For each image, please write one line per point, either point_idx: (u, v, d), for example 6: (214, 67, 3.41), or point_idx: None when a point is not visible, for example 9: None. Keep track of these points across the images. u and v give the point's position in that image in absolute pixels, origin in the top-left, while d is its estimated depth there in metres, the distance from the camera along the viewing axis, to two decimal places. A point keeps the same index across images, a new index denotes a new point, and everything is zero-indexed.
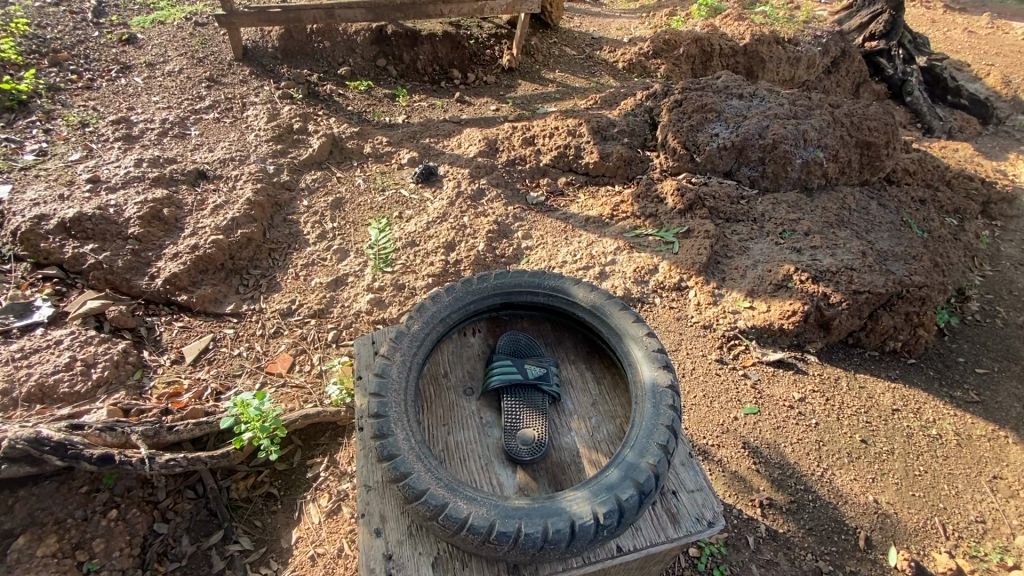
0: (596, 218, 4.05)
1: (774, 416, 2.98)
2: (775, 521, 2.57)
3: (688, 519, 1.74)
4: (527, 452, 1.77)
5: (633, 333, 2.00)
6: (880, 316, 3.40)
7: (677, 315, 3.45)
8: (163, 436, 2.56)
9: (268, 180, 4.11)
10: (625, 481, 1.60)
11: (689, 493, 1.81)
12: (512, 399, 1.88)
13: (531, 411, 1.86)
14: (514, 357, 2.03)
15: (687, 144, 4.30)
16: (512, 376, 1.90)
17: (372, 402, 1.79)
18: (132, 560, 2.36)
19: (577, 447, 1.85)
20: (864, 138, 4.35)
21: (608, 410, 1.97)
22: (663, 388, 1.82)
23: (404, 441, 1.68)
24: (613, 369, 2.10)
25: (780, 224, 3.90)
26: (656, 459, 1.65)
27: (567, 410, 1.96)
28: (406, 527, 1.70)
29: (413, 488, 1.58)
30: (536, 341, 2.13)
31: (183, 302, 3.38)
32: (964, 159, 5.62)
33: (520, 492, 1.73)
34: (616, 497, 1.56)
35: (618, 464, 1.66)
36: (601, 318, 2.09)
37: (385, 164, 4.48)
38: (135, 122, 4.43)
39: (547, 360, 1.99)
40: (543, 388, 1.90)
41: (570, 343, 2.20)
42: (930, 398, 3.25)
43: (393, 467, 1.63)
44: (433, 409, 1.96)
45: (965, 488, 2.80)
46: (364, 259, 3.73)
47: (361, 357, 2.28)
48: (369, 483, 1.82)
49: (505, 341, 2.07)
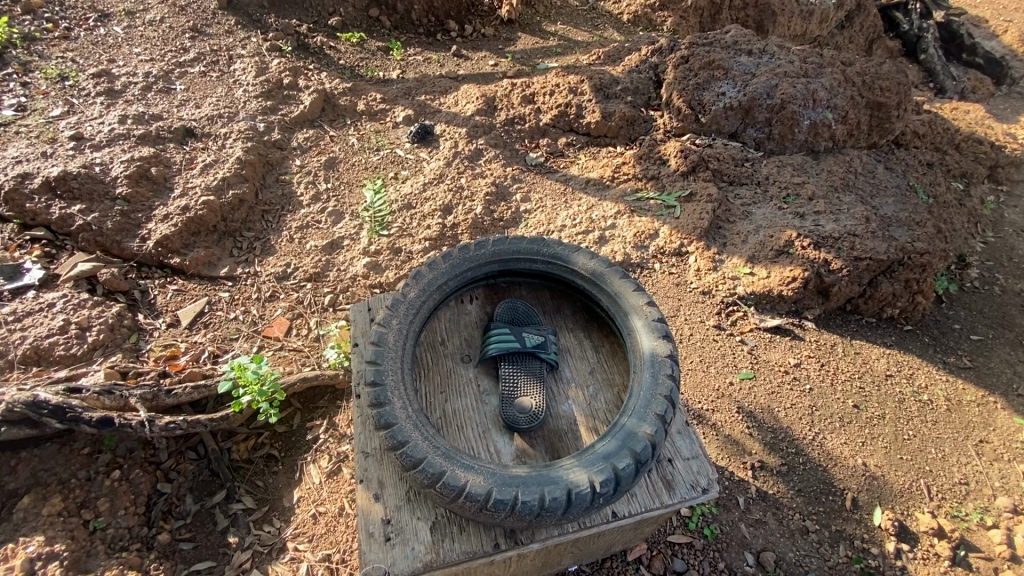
0: (597, 181, 3.96)
1: (769, 381, 3.00)
2: (765, 483, 2.62)
3: (682, 485, 1.76)
4: (524, 419, 1.77)
5: (633, 302, 1.97)
6: (880, 283, 3.39)
7: (676, 281, 3.43)
8: (161, 400, 2.56)
9: (258, 139, 3.99)
10: (622, 451, 1.61)
11: (684, 461, 1.83)
12: (510, 368, 1.87)
13: (529, 380, 1.85)
14: (512, 325, 2.02)
15: (692, 104, 4.16)
16: (510, 344, 1.88)
17: (368, 370, 1.77)
18: (138, 518, 2.40)
19: (574, 415, 1.86)
20: (874, 99, 4.23)
21: (605, 378, 1.97)
22: (661, 358, 1.81)
23: (400, 410, 1.68)
24: (611, 337, 2.09)
25: (783, 187, 3.83)
26: (653, 428, 1.66)
27: (564, 378, 1.96)
28: (404, 492, 1.73)
29: (410, 457, 1.59)
30: (533, 308, 2.10)
31: (175, 265, 3.33)
32: (975, 121, 5.47)
33: (517, 458, 1.75)
34: (613, 466, 1.58)
35: (616, 433, 1.67)
36: (601, 286, 2.06)
37: (379, 123, 4.33)
38: (117, 76, 4.23)
39: (545, 328, 1.98)
40: (542, 357, 1.89)
41: (569, 312, 2.18)
42: (923, 364, 3.28)
43: (390, 436, 1.63)
44: (430, 377, 1.95)
45: (951, 452, 2.85)
46: (359, 223, 3.65)
47: (356, 324, 2.25)
48: (366, 450, 1.83)
49: (503, 309, 2.05)
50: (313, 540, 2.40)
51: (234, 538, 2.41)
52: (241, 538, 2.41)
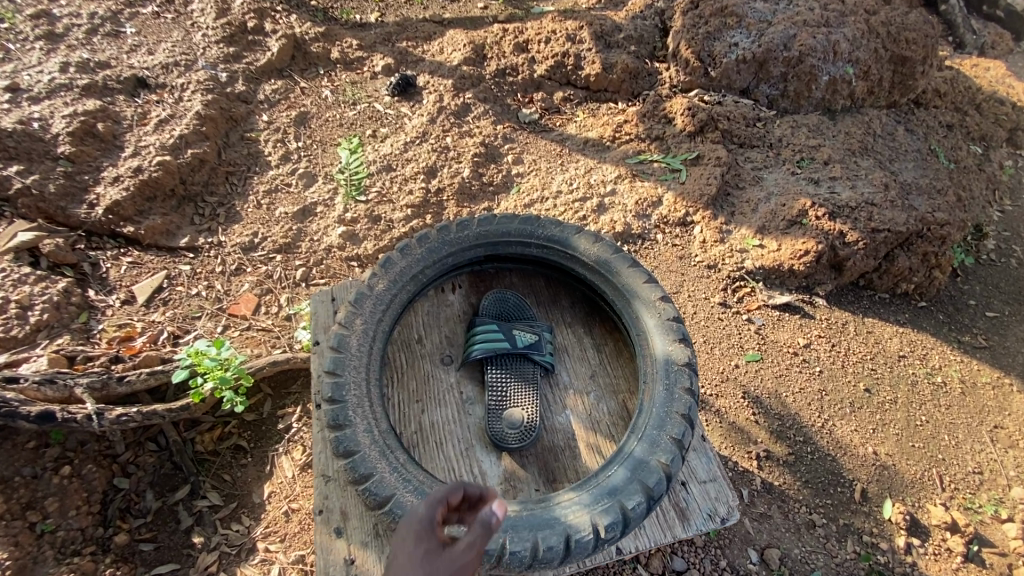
0: (596, 141, 3.62)
1: (777, 364, 2.81)
2: (771, 474, 2.47)
3: (697, 516, 1.69)
4: (513, 435, 1.69)
5: (644, 299, 1.87)
6: (897, 257, 3.16)
7: (679, 255, 3.18)
8: (112, 389, 2.31)
9: (219, 91, 3.58)
10: (632, 486, 1.53)
11: (700, 485, 1.75)
12: (499, 369, 1.78)
13: (519, 384, 1.77)
14: (500, 319, 1.92)
15: (702, 56, 3.78)
16: (499, 344, 1.79)
17: (326, 386, 1.66)
18: (92, 518, 2.20)
19: (572, 430, 1.77)
20: (899, 53, 3.86)
21: (608, 384, 1.88)
22: (679, 368, 1.72)
23: (362, 434, 1.59)
24: (615, 334, 2.00)
25: (797, 150, 3.52)
26: (667, 458, 1.58)
27: (561, 383, 1.86)
28: (371, 526, 1.60)
29: (376, 495, 1.50)
30: (524, 298, 2.00)
31: (130, 234, 3.01)
32: (995, 79, 5.13)
33: (506, 482, 1.67)
34: (620, 505, 1.50)
35: (625, 463, 1.58)
36: (604, 276, 1.95)
37: (355, 73, 3.90)
38: (58, 17, 3.69)
39: (537, 324, 1.88)
40: (534, 357, 1.80)
41: (567, 303, 2.07)
42: (937, 343, 3.10)
43: (352, 468, 1.54)
44: (404, 383, 1.85)
45: (965, 438, 2.71)
46: (334, 186, 3.31)
47: (316, 315, 2.04)
48: (328, 473, 1.68)
49: (489, 301, 1.95)
50: (285, 539, 2.23)
51: (199, 538, 2.23)
52: (207, 538, 2.23)
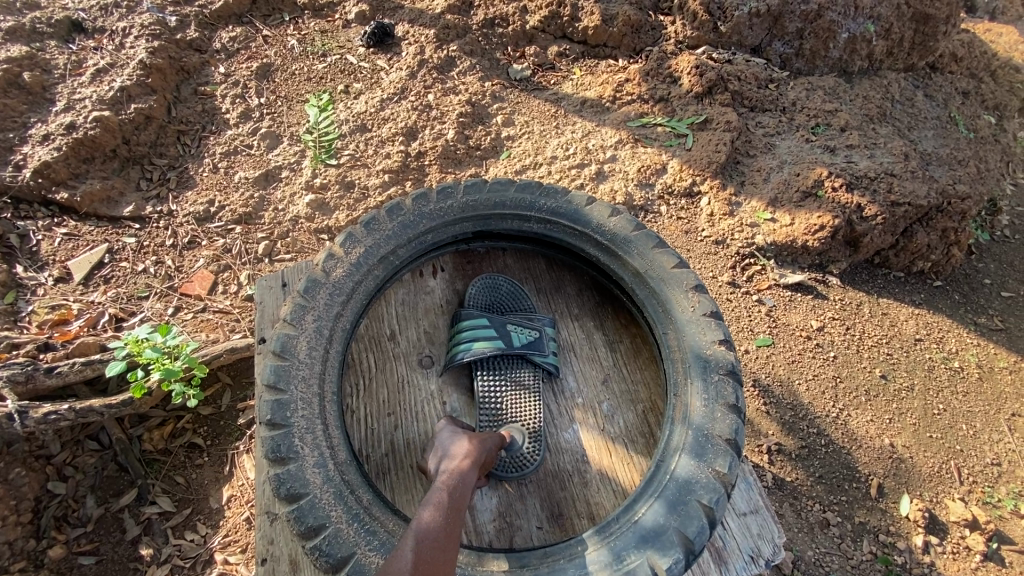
0: (594, 101, 3.28)
1: (789, 349, 2.60)
2: (782, 469, 2.28)
3: (736, 558, 1.56)
4: (511, 460, 1.50)
5: (672, 291, 1.66)
6: (915, 233, 2.93)
7: (685, 229, 2.90)
8: (40, 382, 1.99)
9: (167, 37, 3.13)
10: (670, 536, 1.33)
11: (737, 519, 1.62)
12: (494, 372, 1.61)
13: (519, 391, 1.60)
14: (490, 312, 1.74)
15: (711, 9, 3.39)
16: (493, 345, 1.61)
17: (266, 404, 1.43)
18: (22, 529, 1.92)
19: (581, 451, 1.58)
20: (923, 11, 3.53)
21: (624, 393, 1.68)
22: (720, 382, 1.52)
23: (309, 466, 1.36)
24: (631, 330, 1.80)
25: (812, 115, 3.22)
26: (711, 499, 1.38)
27: (568, 392, 1.67)
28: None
29: (330, 557, 1.28)
30: (517, 285, 1.82)
31: (64, 202, 2.63)
32: (1010, 45, 4.86)
33: (499, 517, 1.47)
34: (653, 562, 1.30)
35: (660, 504, 1.38)
36: (620, 259, 1.74)
37: (325, 21, 3.47)
38: None
39: (535, 320, 1.71)
40: (533, 358, 1.63)
41: (572, 290, 1.86)
42: (952, 325, 2.92)
43: (294, 509, 1.32)
44: (373, 392, 1.63)
45: (983, 428, 2.55)
46: (301, 149, 2.94)
47: (264, 305, 1.84)
48: (273, 510, 1.52)
49: (477, 289, 1.76)
50: (247, 550, 1.98)
51: (148, 549, 1.98)
52: (157, 550, 1.98)
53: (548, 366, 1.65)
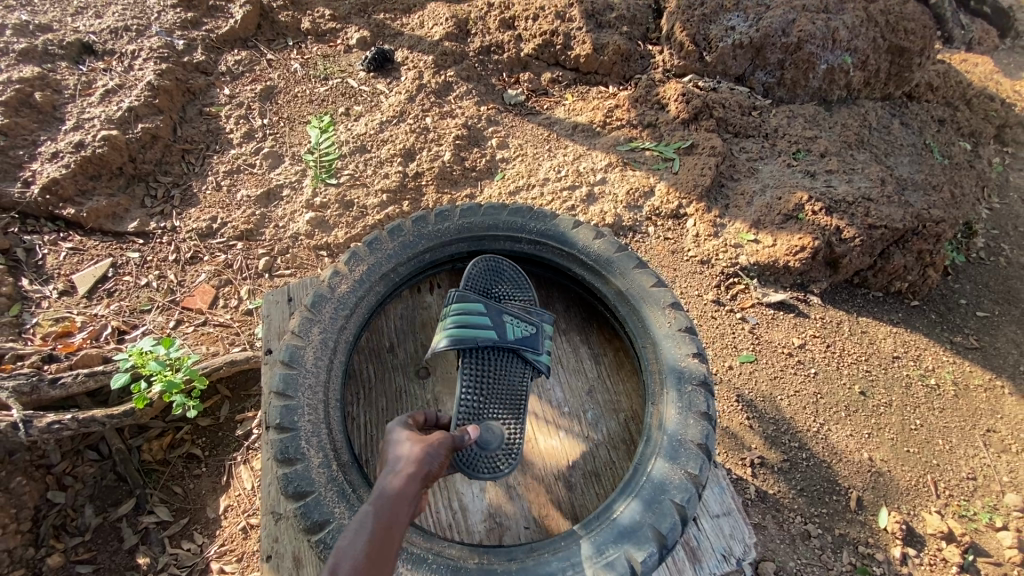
0: (585, 126, 3.42)
1: (772, 365, 2.69)
2: (764, 482, 2.36)
3: (710, 557, 1.63)
4: (490, 460, 1.43)
5: (651, 305, 1.75)
6: (892, 255, 3.06)
7: (671, 249, 3.02)
8: (44, 393, 2.05)
9: (174, 60, 3.26)
10: (645, 532, 1.40)
11: (711, 521, 1.69)
12: (482, 362, 1.59)
13: (506, 384, 1.59)
14: (487, 297, 1.71)
15: (697, 39, 3.58)
16: (487, 335, 1.59)
17: (275, 410, 1.50)
18: (21, 537, 1.95)
19: (567, 455, 1.66)
20: (897, 44, 3.72)
21: (607, 402, 1.76)
22: (693, 389, 1.61)
23: (316, 468, 1.43)
24: (615, 343, 1.88)
25: (793, 141, 3.37)
26: (683, 497, 1.45)
27: (555, 401, 1.75)
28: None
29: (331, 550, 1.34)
30: (517, 271, 1.79)
31: (71, 217, 2.71)
32: (983, 75, 5.09)
33: (490, 518, 1.54)
34: (629, 556, 1.36)
35: (636, 502, 1.45)
36: (605, 277, 1.83)
37: (328, 46, 3.61)
38: None
39: (533, 316, 1.69)
40: (525, 353, 1.62)
41: (560, 307, 1.95)
42: (929, 344, 3.03)
43: (302, 509, 1.38)
44: (374, 400, 1.72)
45: (958, 443, 2.64)
46: (302, 168, 3.05)
47: (270, 319, 1.92)
48: (277, 510, 1.59)
49: (477, 271, 1.72)
50: (242, 559, 2.02)
51: (145, 558, 2.01)
52: (154, 559, 2.01)
53: (538, 364, 1.64)
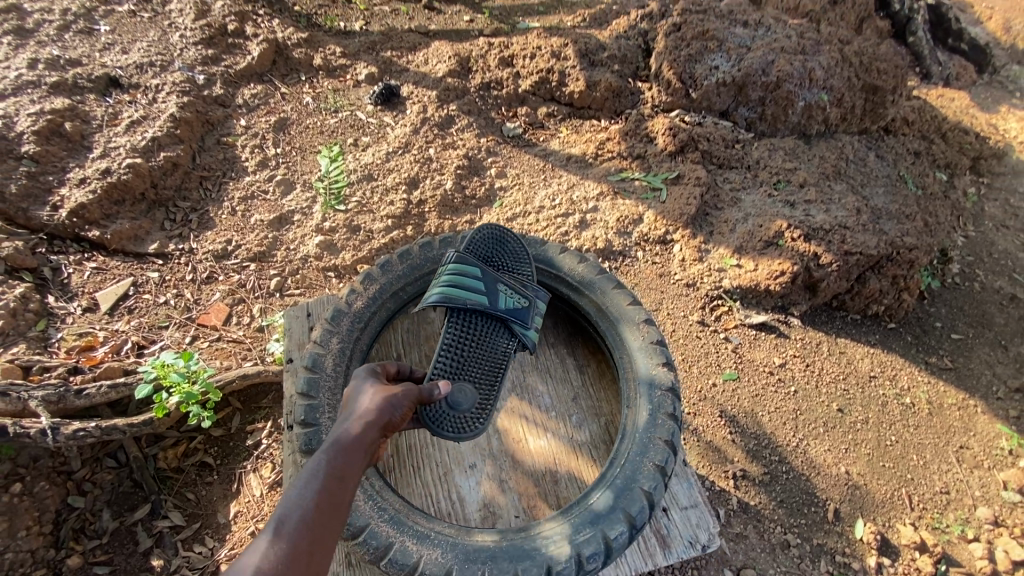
0: (578, 157, 3.64)
1: (753, 383, 2.85)
2: (746, 493, 2.50)
3: (679, 543, 1.73)
4: (455, 421, 1.63)
5: (628, 319, 1.89)
6: (868, 279, 3.23)
7: (659, 273, 3.21)
8: (70, 402, 2.20)
9: (195, 94, 3.49)
10: (615, 516, 1.54)
11: (682, 512, 1.79)
12: (470, 323, 1.78)
13: (489, 348, 1.78)
14: (486, 263, 1.88)
15: (683, 77, 3.83)
16: (478, 300, 1.77)
17: (300, 408, 1.68)
18: (43, 539, 2.07)
19: (554, 454, 1.80)
20: (871, 82, 3.98)
21: (590, 407, 1.90)
22: (662, 392, 1.73)
23: None
24: (598, 355, 2.01)
25: (774, 173, 3.59)
26: (651, 487, 1.58)
27: (543, 406, 1.88)
28: (344, 555, 1.59)
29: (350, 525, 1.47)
30: (520, 243, 1.96)
31: (95, 239, 2.89)
32: (959, 110, 5.35)
33: (484, 509, 1.69)
34: (602, 535, 1.51)
35: (608, 490, 1.59)
36: (588, 295, 1.97)
37: (338, 80, 3.85)
38: (28, 12, 3.64)
39: (527, 291, 1.85)
40: (513, 324, 1.79)
41: (549, 323, 2.08)
42: (905, 364, 3.18)
43: None
44: None
45: (932, 459, 2.77)
46: (312, 195, 3.25)
47: (291, 332, 2.09)
48: None
49: (481, 237, 1.89)
50: None
51: (158, 561, 2.13)
52: (167, 561, 2.13)
53: (523, 335, 1.80)
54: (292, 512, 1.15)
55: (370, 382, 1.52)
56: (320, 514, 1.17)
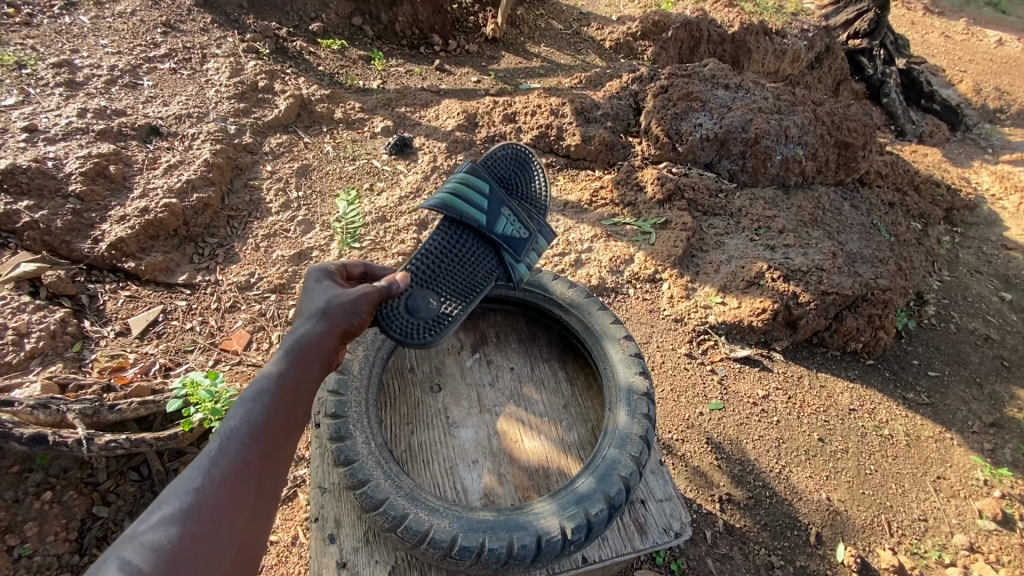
0: (574, 203, 3.96)
1: (738, 413, 3.04)
2: (732, 516, 2.67)
3: (654, 530, 1.79)
4: (411, 328, 1.75)
5: (611, 335, 2.09)
6: (845, 318, 3.44)
7: (649, 308, 3.45)
8: (103, 416, 2.39)
9: (227, 142, 3.85)
10: (596, 495, 1.67)
11: (657, 503, 1.86)
12: (462, 237, 1.89)
13: (471, 265, 1.89)
14: (500, 185, 1.98)
15: (670, 133, 4.21)
16: (478, 217, 1.86)
17: (328, 401, 1.81)
18: (68, 545, 2.23)
19: (547, 451, 1.93)
20: (843, 139, 4.34)
21: (579, 413, 2.05)
22: (638, 395, 1.91)
23: (361, 445, 1.71)
24: (586, 370, 2.20)
25: (755, 220, 3.89)
26: (628, 471, 1.73)
27: (537, 411, 2.04)
28: (362, 533, 1.69)
29: (372, 498, 1.60)
30: (542, 173, 2.06)
31: (130, 270, 3.15)
32: (933, 164, 5.71)
33: (484, 498, 1.80)
34: (585, 512, 1.63)
35: (592, 474, 1.73)
36: (577, 315, 2.17)
37: (356, 132, 4.24)
38: (79, 67, 4.06)
39: (529, 225, 1.95)
40: (504, 252, 1.90)
41: (543, 340, 2.29)
42: (884, 399, 3.35)
43: (350, 474, 1.65)
44: (397, 406, 2.02)
45: (910, 487, 2.91)
46: (330, 234, 3.53)
47: None
48: (323, 486, 1.78)
49: (503, 157, 2.00)
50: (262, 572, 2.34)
51: None
52: None
53: (511, 264, 1.90)
54: (246, 419, 1.33)
55: (325, 292, 1.67)
56: (275, 420, 1.36)
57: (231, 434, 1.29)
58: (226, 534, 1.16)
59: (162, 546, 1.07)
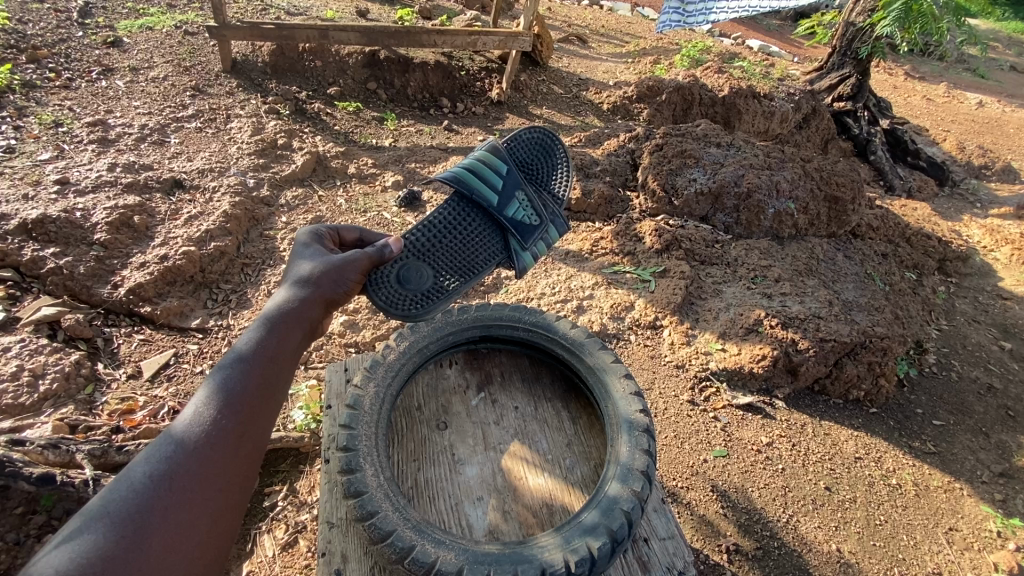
0: (576, 253, 4.11)
1: (742, 460, 3.03)
2: (740, 568, 2.63)
3: (657, 568, 1.78)
4: (405, 297, 2.03)
5: (612, 373, 2.14)
6: (846, 365, 3.47)
7: (651, 354, 3.51)
8: (110, 457, 2.41)
9: (246, 194, 4.06)
10: (599, 528, 1.69)
11: (660, 541, 1.86)
12: (470, 215, 2.18)
13: (474, 245, 2.18)
14: (519, 170, 2.25)
15: (666, 187, 4.42)
16: (490, 199, 2.13)
17: (340, 435, 1.86)
18: None
19: (551, 488, 1.95)
20: (831, 193, 4.53)
21: (583, 451, 2.08)
22: (639, 429, 1.94)
23: (370, 478, 1.73)
24: (589, 409, 2.23)
25: (752, 269, 4.02)
26: (630, 505, 1.74)
27: (541, 449, 2.06)
28: (368, 567, 1.70)
29: (380, 529, 1.62)
30: (561, 165, 2.32)
31: (146, 314, 3.25)
32: (923, 217, 5.89)
33: (489, 534, 1.81)
34: (588, 545, 1.64)
35: (596, 506, 1.74)
36: (579, 355, 2.23)
37: (368, 186, 4.47)
38: (112, 126, 4.36)
39: (540, 215, 2.21)
40: (511, 236, 2.16)
41: (547, 380, 2.34)
42: (890, 447, 3.32)
43: (359, 506, 1.67)
44: (404, 443, 2.06)
45: (922, 539, 2.85)
46: None
47: (331, 384, 2.31)
48: (331, 520, 1.82)
49: (529, 144, 2.27)
50: None
51: None
52: None
53: (513, 249, 2.16)
54: (229, 381, 1.42)
55: (309, 262, 1.85)
56: (256, 380, 1.45)
57: (216, 394, 1.38)
58: (209, 486, 1.23)
59: (144, 494, 1.14)
